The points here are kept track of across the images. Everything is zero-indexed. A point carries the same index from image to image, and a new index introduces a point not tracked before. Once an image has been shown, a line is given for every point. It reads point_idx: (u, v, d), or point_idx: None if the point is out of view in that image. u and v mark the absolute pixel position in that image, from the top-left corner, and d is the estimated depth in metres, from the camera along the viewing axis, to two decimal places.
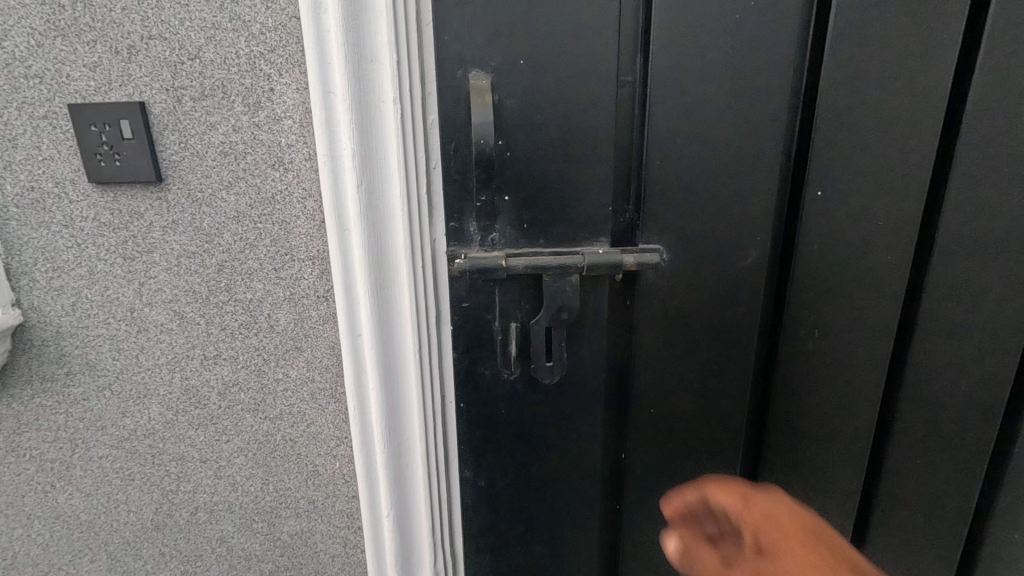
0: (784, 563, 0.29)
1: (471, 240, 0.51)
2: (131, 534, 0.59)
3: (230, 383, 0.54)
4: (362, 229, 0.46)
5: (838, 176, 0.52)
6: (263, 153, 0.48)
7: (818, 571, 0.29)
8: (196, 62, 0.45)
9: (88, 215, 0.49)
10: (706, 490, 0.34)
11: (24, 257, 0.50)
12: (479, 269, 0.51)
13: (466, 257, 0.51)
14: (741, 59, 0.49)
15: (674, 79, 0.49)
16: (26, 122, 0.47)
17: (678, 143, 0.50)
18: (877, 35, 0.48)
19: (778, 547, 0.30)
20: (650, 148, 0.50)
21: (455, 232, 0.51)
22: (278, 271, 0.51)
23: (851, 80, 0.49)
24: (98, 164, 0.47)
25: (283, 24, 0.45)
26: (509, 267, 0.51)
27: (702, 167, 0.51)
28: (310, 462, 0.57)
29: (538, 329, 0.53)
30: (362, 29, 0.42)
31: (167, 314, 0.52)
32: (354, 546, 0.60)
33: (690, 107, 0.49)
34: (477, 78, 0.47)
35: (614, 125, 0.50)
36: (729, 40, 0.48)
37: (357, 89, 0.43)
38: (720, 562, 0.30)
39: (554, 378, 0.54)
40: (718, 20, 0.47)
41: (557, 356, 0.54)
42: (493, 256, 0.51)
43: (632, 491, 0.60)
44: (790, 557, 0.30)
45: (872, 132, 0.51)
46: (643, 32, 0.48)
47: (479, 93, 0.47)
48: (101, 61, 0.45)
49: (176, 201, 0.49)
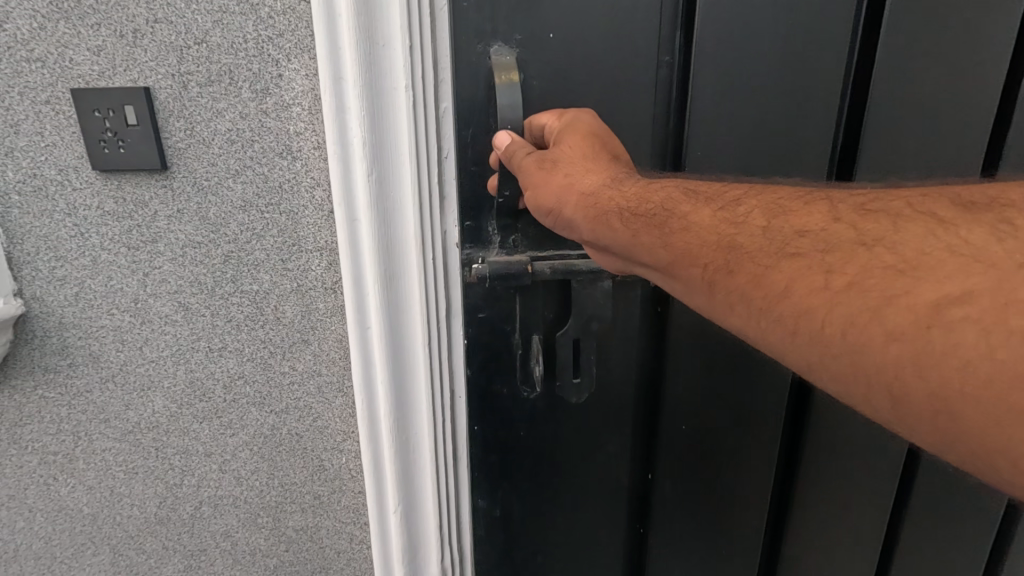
0: (566, 145, 0.43)
1: (490, 243, 0.49)
2: (134, 528, 0.60)
3: (235, 376, 0.53)
4: (371, 222, 0.45)
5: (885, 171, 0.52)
6: (270, 142, 0.46)
7: (587, 150, 0.43)
8: (203, 47, 0.44)
9: (92, 204, 0.48)
10: (531, 117, 0.47)
11: (25, 246, 0.49)
12: (499, 275, 0.49)
13: (485, 261, 0.49)
14: (778, 43, 0.48)
15: (720, 62, 0.48)
16: (29, 107, 0.46)
17: (715, 131, 0.50)
18: (920, 19, 0.48)
19: (564, 137, 0.44)
20: (693, 133, 0.50)
21: (472, 232, 0.49)
22: (286, 262, 0.49)
23: (898, 69, 0.49)
24: (103, 151, 0.46)
25: (292, 7, 0.43)
26: (535, 271, 0.50)
27: (741, 153, 0.51)
28: (316, 456, 0.56)
29: (565, 342, 0.53)
30: (375, 12, 0.40)
31: (172, 306, 0.51)
32: (360, 542, 0.59)
33: (731, 91, 0.49)
34: (500, 54, 0.45)
35: (648, 111, 0.49)
36: (766, 25, 0.48)
37: (369, 74, 0.41)
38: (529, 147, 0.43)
39: (582, 397, 0.55)
40: (754, 5, 0.47)
41: (585, 375, 0.54)
42: (516, 260, 0.49)
43: (659, 489, 0.61)
44: (572, 144, 0.43)
45: (915, 116, 0.51)
46: (686, 13, 0.47)
47: (504, 69, 0.44)
48: (106, 45, 0.44)
49: (181, 189, 0.48)
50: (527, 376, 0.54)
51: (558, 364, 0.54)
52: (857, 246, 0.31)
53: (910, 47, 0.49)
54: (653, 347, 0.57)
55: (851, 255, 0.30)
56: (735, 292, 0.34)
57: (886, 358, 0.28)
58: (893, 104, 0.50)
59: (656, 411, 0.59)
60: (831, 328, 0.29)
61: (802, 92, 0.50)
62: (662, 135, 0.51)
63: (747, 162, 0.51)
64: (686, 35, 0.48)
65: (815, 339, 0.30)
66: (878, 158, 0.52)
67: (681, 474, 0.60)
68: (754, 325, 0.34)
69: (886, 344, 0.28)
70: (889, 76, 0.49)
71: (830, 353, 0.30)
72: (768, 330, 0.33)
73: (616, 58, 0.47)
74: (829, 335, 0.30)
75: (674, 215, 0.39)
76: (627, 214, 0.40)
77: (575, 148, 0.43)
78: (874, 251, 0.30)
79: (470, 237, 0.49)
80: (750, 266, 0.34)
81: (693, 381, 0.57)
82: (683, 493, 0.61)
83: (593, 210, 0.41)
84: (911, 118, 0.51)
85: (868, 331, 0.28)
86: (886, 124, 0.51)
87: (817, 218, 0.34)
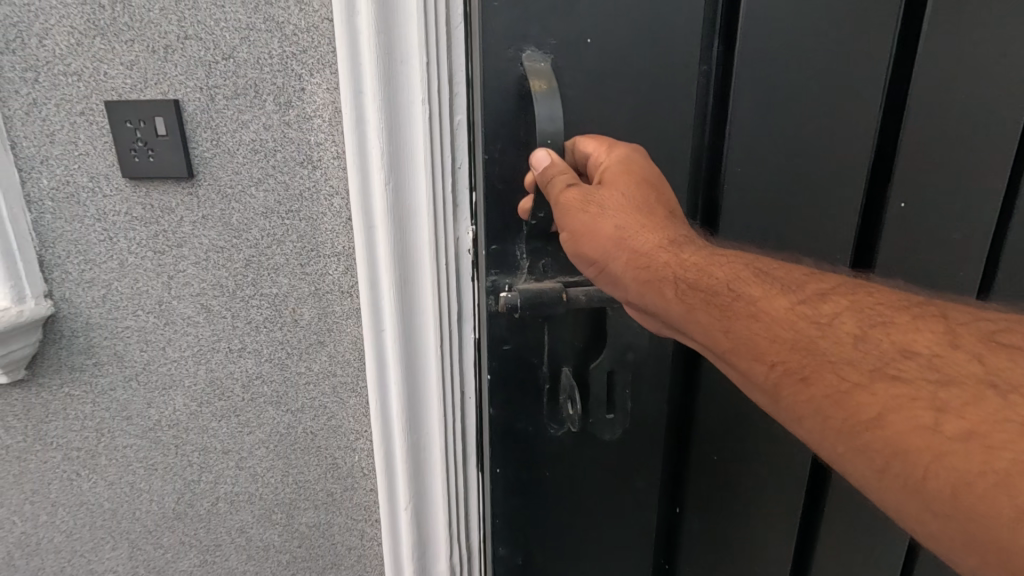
0: (615, 185, 0.43)
1: (518, 269, 0.48)
2: (152, 523, 0.62)
3: (254, 376, 0.55)
4: (386, 230, 0.47)
5: (922, 186, 0.50)
6: (292, 151, 0.48)
7: (635, 191, 0.43)
8: (230, 62, 0.46)
9: (121, 210, 0.51)
10: (579, 142, 0.45)
11: (56, 250, 0.52)
12: (530, 303, 0.47)
13: (515, 289, 0.47)
14: (808, 52, 0.47)
15: (761, 67, 0.46)
16: (64, 118, 0.48)
17: (754, 141, 0.48)
18: (968, 23, 0.46)
19: (613, 176, 0.43)
20: (731, 141, 0.48)
21: (499, 256, 0.47)
22: (304, 266, 0.52)
23: (947, 75, 0.47)
24: (133, 160, 0.48)
25: (315, 25, 0.45)
26: (570, 300, 0.48)
27: (776, 164, 0.49)
28: (330, 455, 0.58)
29: (600, 375, 0.52)
30: (394, 30, 0.42)
31: (195, 307, 0.53)
32: (371, 538, 0.61)
33: (773, 98, 0.47)
34: (533, 59, 0.43)
35: (677, 122, 0.48)
36: (802, 32, 0.46)
37: (387, 88, 0.44)
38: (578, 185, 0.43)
39: (616, 433, 0.54)
40: (790, 12, 0.45)
41: (619, 411, 0.53)
42: (548, 287, 0.48)
43: (691, 513, 0.61)
44: (621, 183, 0.43)
45: (959, 126, 0.49)
46: (727, 18, 0.46)
47: (538, 76, 0.43)
48: (138, 60, 0.46)
49: (206, 197, 0.50)
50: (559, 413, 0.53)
51: (592, 400, 0.52)
52: (987, 387, 0.31)
53: (959, 50, 0.47)
54: (683, 370, 0.57)
55: (976, 398, 0.30)
56: (812, 404, 0.35)
57: (1006, 534, 0.27)
58: (935, 113, 0.48)
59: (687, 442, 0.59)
60: (933, 480, 0.29)
61: (831, 101, 0.48)
62: (695, 146, 0.49)
63: (782, 177, 0.50)
64: (725, 43, 0.47)
65: (906, 484, 0.30)
66: (915, 170, 0.49)
67: (707, 498, 0.60)
68: (833, 447, 0.34)
69: (1010, 521, 0.26)
70: (937, 83, 0.47)
71: (927, 509, 0.29)
72: (849, 456, 0.33)
73: (648, 62, 0.45)
74: (928, 484, 0.29)
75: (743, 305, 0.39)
76: (684, 287, 0.41)
77: (624, 189, 0.43)
78: (1008, 399, 0.30)
79: (498, 261, 0.47)
80: (831, 377, 0.34)
81: (722, 398, 0.56)
82: (706, 515, 0.61)
83: (648, 273, 0.42)
84: (956, 130, 0.49)
85: (985, 498, 0.27)
86: (927, 132, 0.48)
87: (926, 336, 0.35)
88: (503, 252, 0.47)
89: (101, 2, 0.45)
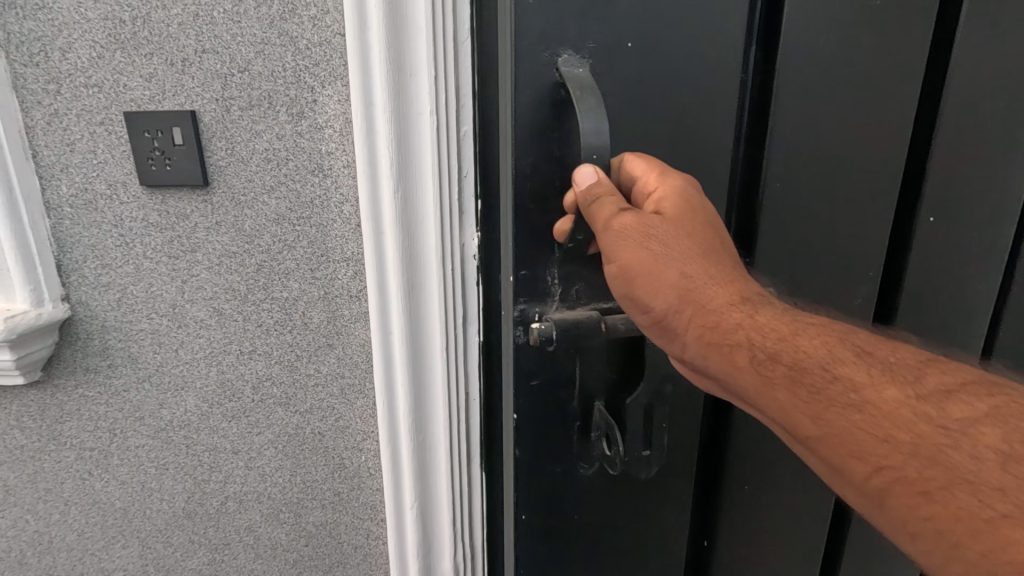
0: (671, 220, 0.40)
1: (549, 297, 0.46)
2: (162, 522, 0.63)
3: (264, 378, 0.57)
4: (394, 236, 0.49)
5: (950, 201, 0.49)
6: (304, 160, 0.50)
7: (691, 228, 0.41)
8: (246, 74, 0.48)
9: (137, 216, 0.52)
10: (632, 167, 0.42)
11: (74, 254, 0.54)
12: (565, 332, 0.45)
13: (548, 317, 0.46)
14: (851, 59, 0.44)
15: (802, 76, 0.44)
16: (84, 128, 0.50)
17: (791, 156, 0.46)
18: (1003, 33, 0.45)
19: (670, 209, 0.40)
20: (768, 156, 0.46)
21: (528, 280, 0.45)
22: (314, 271, 0.53)
23: (977, 87, 0.46)
24: (151, 168, 0.50)
25: (328, 40, 0.47)
26: (608, 329, 0.46)
27: (815, 179, 0.47)
28: (337, 455, 0.59)
29: (635, 409, 0.47)
30: (403, 45, 0.44)
31: (207, 311, 0.55)
32: (376, 538, 0.62)
33: (813, 109, 0.45)
34: (569, 63, 0.40)
35: (712, 134, 0.44)
36: (846, 38, 0.44)
37: (396, 100, 0.45)
38: (633, 216, 0.40)
39: (652, 473, 0.47)
40: (832, 17, 0.43)
41: (656, 449, 0.47)
42: (585, 315, 0.46)
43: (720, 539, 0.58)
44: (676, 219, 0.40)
45: (990, 139, 0.47)
46: (764, 23, 0.43)
47: (576, 82, 0.39)
48: (157, 72, 0.48)
49: (220, 204, 0.52)
50: (590, 448, 0.50)
51: (623, 435, 0.47)
52: None
53: (995, 60, 0.46)
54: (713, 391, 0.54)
55: None
56: (927, 518, 0.33)
57: None
58: (966, 125, 0.47)
59: (719, 468, 0.56)
60: None
61: (871, 110, 0.46)
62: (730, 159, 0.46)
63: (820, 192, 0.47)
64: (761, 49, 0.44)
65: None
66: (946, 185, 0.48)
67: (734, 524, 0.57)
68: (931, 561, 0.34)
69: None
70: (972, 94, 0.46)
71: None
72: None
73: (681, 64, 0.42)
74: None
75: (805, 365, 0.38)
76: (762, 357, 0.39)
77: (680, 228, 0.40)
78: None
79: (528, 288, 0.45)
80: (967, 500, 0.32)
81: (755, 426, 0.53)
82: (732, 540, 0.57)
83: (723, 338, 0.40)
84: (984, 143, 0.48)
85: None
86: (958, 145, 0.47)
87: None
88: (533, 278, 0.45)
89: (122, 17, 0.47)
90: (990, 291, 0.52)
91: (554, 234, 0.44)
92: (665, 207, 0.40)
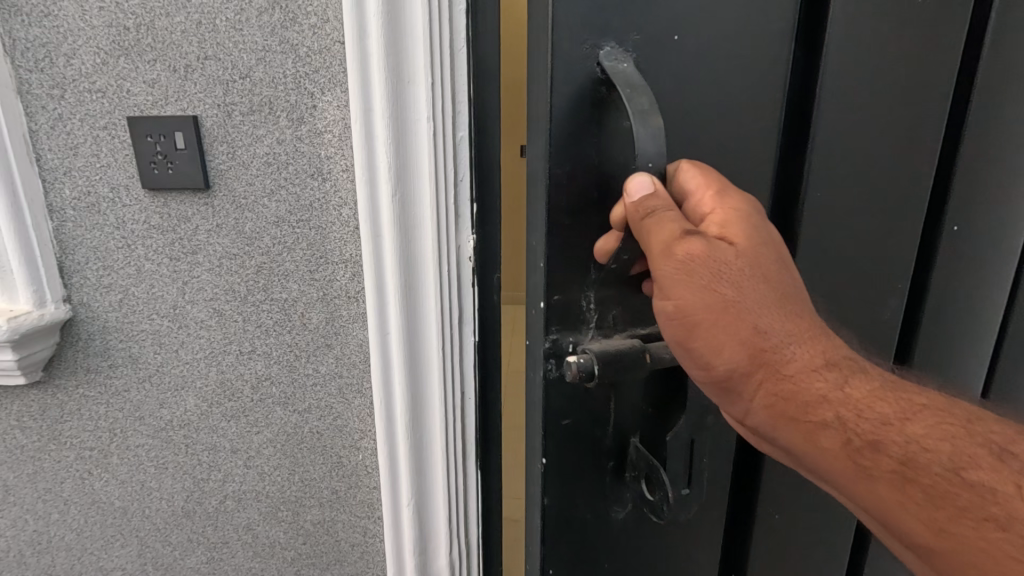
0: (743, 256, 0.37)
1: (587, 323, 0.44)
2: (161, 521, 0.64)
3: (263, 377, 0.58)
4: (394, 238, 0.50)
5: (976, 213, 0.50)
6: (303, 164, 0.51)
7: (762, 264, 0.37)
8: (247, 80, 0.49)
9: (139, 218, 0.53)
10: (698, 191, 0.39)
11: (76, 256, 0.54)
12: (607, 362, 0.42)
13: (588, 347, 0.43)
14: (889, 63, 0.45)
15: (844, 81, 0.44)
16: (88, 132, 0.51)
17: (832, 162, 0.46)
18: None
19: (739, 240, 0.37)
20: (811, 161, 0.46)
21: (567, 307, 0.43)
22: (313, 272, 0.54)
23: (1004, 98, 0.47)
24: (154, 172, 0.51)
25: (327, 47, 0.48)
26: (651, 359, 0.43)
27: (852, 184, 0.47)
28: (335, 453, 0.60)
29: (678, 444, 0.46)
30: (401, 53, 0.45)
31: (207, 312, 0.56)
32: (373, 535, 0.63)
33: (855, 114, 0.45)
34: (615, 59, 0.38)
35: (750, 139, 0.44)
36: (887, 42, 0.44)
37: (395, 107, 0.46)
38: (702, 244, 0.36)
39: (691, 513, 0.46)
40: (873, 23, 0.43)
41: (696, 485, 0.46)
42: (626, 344, 0.43)
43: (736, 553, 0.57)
44: (747, 255, 0.37)
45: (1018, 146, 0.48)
46: (808, 26, 0.43)
47: (627, 80, 0.37)
48: (160, 78, 0.49)
49: (221, 207, 0.53)
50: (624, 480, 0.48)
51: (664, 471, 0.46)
52: None
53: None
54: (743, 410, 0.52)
55: None
56: None
57: None
58: (994, 134, 0.48)
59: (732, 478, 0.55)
60: None
61: (904, 115, 0.46)
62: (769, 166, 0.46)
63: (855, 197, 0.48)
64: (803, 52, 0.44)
65: None
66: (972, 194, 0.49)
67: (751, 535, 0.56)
68: None
69: None
70: (1000, 104, 0.47)
71: None
72: None
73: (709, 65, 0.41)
74: None
75: (895, 430, 0.36)
76: (856, 442, 0.36)
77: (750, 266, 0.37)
78: None
79: (561, 316, 0.43)
80: None
81: None
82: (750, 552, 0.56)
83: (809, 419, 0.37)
84: (1012, 157, 0.48)
85: None
86: (984, 159, 0.48)
87: None
88: (568, 306, 0.43)
89: (127, 24, 0.48)
90: (996, 298, 0.53)
91: (599, 255, 0.42)
92: (733, 237, 0.37)
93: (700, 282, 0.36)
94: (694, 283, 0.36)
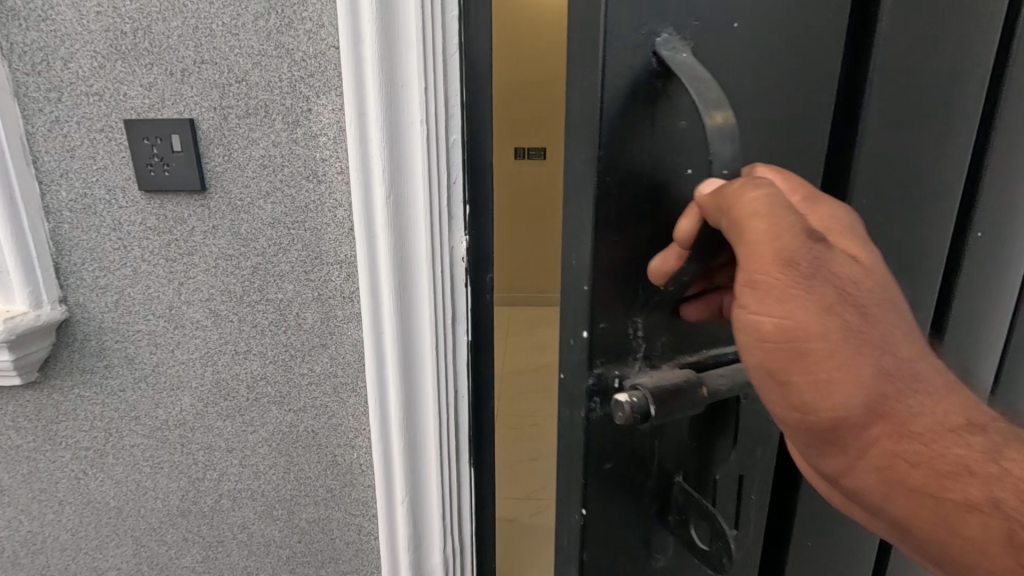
0: (859, 276, 0.31)
1: (635, 356, 0.38)
2: (157, 521, 0.64)
3: (259, 377, 0.59)
4: (388, 239, 0.50)
5: (999, 217, 0.47)
6: (298, 167, 0.52)
7: (879, 289, 0.32)
8: (243, 84, 0.50)
9: (136, 220, 0.54)
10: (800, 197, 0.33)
11: (72, 257, 0.55)
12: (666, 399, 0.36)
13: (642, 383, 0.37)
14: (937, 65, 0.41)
15: (890, 82, 0.40)
16: (85, 135, 0.52)
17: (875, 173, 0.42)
18: None
19: (853, 258, 0.32)
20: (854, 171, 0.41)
21: (614, 337, 0.37)
22: (308, 273, 0.55)
23: None
24: (150, 174, 0.52)
25: (322, 52, 0.49)
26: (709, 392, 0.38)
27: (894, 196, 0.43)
28: (330, 452, 0.61)
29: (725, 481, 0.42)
30: (395, 58, 0.46)
31: (203, 312, 0.57)
32: (368, 533, 0.64)
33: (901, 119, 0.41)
34: (673, 48, 0.32)
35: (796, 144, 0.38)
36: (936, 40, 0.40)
37: (389, 111, 0.47)
38: (819, 254, 0.30)
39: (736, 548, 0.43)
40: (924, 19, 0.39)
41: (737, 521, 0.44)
42: (681, 376, 0.38)
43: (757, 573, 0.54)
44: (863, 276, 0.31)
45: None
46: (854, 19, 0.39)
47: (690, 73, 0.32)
48: (157, 82, 0.50)
49: (217, 208, 0.53)
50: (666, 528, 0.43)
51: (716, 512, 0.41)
52: None
53: None
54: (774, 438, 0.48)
55: None
56: None
57: None
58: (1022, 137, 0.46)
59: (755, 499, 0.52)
60: None
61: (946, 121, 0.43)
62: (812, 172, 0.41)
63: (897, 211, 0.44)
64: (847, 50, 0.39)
65: None
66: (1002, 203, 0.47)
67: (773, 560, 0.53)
68: None
69: None
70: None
71: None
72: None
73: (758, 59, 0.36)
74: None
75: None
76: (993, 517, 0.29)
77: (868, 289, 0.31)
78: None
79: (607, 347, 0.37)
80: None
81: None
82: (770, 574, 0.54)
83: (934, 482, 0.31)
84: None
85: None
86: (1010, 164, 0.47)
87: None
88: (614, 336, 0.37)
89: (124, 29, 0.49)
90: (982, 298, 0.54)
91: (659, 272, 0.35)
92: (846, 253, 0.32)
93: (817, 302, 0.30)
94: (812, 301, 0.30)
